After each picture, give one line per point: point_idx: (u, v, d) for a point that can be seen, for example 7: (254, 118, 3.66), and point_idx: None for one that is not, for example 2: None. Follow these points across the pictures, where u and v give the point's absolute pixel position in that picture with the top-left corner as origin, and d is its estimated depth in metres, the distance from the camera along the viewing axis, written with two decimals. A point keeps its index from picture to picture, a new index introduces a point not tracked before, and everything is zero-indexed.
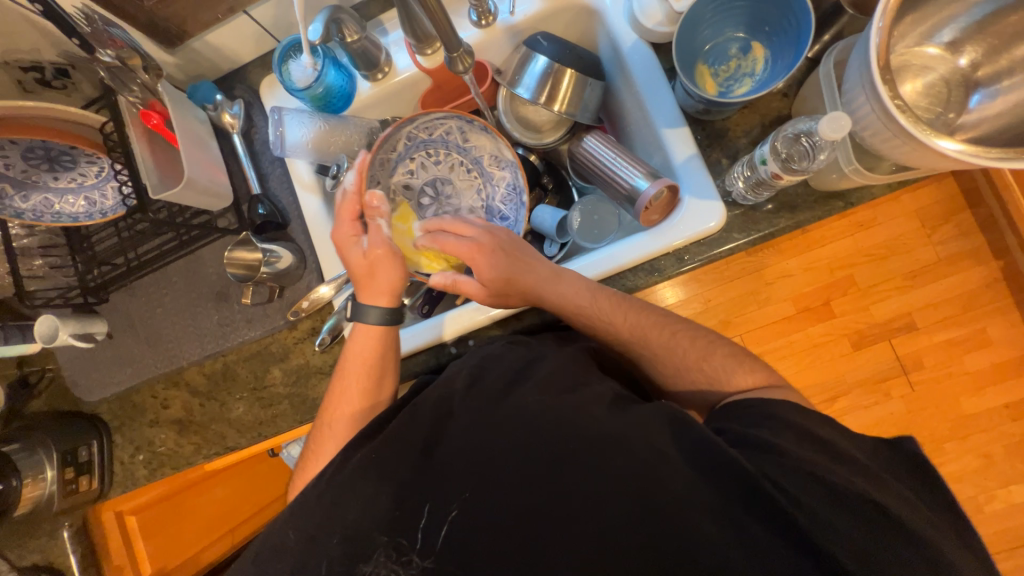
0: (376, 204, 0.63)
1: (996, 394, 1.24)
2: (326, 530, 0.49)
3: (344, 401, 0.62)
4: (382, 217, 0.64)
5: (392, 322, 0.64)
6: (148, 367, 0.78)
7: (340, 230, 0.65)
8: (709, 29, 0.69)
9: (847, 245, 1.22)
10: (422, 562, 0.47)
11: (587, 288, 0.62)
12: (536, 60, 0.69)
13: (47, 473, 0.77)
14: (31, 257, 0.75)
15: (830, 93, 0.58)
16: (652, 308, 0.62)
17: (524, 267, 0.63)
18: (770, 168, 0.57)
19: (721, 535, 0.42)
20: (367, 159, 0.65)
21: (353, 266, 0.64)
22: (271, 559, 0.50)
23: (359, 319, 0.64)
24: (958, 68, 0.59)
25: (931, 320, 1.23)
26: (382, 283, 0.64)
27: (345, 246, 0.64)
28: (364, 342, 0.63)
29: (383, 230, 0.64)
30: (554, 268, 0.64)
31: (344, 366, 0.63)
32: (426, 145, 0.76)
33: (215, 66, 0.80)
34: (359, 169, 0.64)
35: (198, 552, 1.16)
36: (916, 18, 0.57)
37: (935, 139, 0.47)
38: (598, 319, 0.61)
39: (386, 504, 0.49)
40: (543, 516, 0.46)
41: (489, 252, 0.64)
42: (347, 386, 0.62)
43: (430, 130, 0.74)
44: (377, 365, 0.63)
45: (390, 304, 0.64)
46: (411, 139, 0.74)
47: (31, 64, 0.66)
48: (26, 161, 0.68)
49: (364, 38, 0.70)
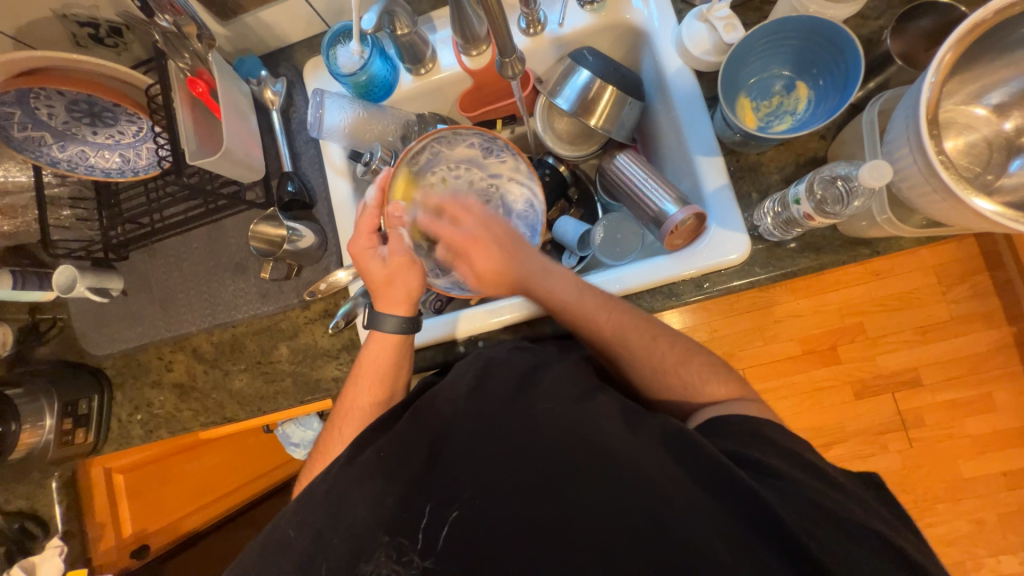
0: (397, 214, 0.65)
1: (996, 461, 1.22)
2: (333, 524, 0.49)
3: (357, 399, 0.62)
4: (403, 227, 0.65)
5: (410, 330, 0.65)
6: (157, 329, 0.78)
7: (355, 242, 0.65)
8: (755, 63, 0.69)
9: (861, 292, 1.21)
10: (422, 562, 0.47)
11: (576, 286, 0.63)
12: (580, 73, 0.69)
13: (45, 422, 0.76)
14: (61, 206, 0.76)
15: (870, 139, 0.58)
16: (636, 310, 0.62)
17: (518, 260, 0.66)
18: (803, 209, 0.57)
19: (734, 569, 0.41)
20: (388, 175, 0.66)
21: (371, 276, 0.64)
22: (273, 547, 0.50)
23: (376, 327, 0.64)
24: (1002, 131, 0.59)
25: (939, 378, 1.22)
26: (399, 292, 0.64)
27: (362, 258, 0.64)
28: (380, 347, 0.64)
29: (403, 239, 0.65)
30: (548, 273, 0.65)
31: (359, 368, 0.64)
32: (448, 159, 0.74)
33: (263, 43, 0.81)
34: (381, 184, 0.65)
35: (179, 520, 1.15)
36: (968, 77, 0.57)
37: (974, 197, 0.47)
38: (581, 322, 0.61)
39: (390, 505, 0.49)
40: (548, 529, 0.46)
41: (484, 245, 0.67)
42: (360, 389, 0.62)
43: (454, 144, 0.73)
44: (393, 366, 0.63)
45: (408, 313, 0.64)
46: (435, 151, 0.72)
47: (87, 20, 0.68)
48: (70, 114, 0.69)
49: (414, 33, 0.71)
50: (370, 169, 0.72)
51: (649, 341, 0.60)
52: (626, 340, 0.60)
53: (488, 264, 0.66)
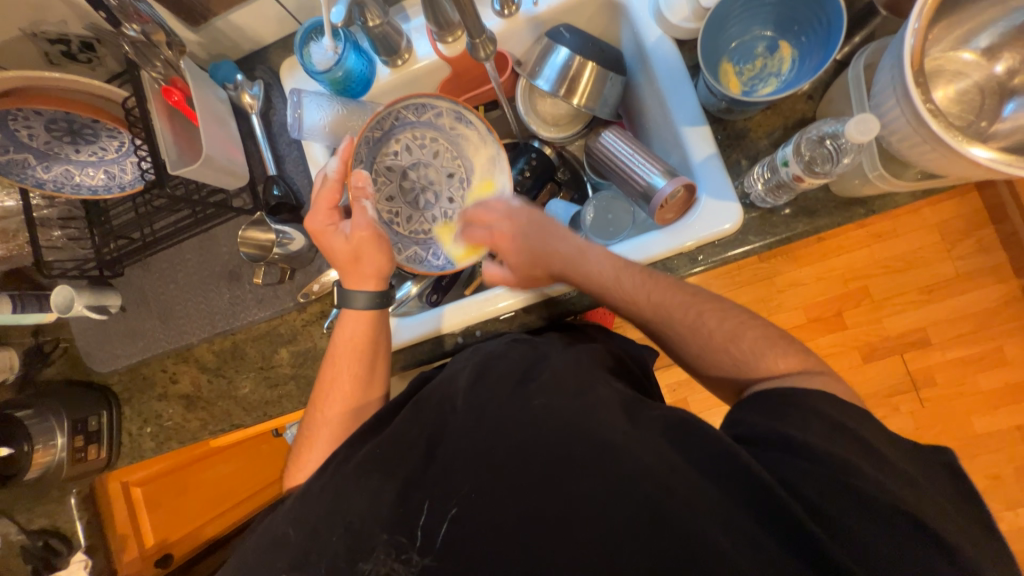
0: (361, 184, 0.64)
1: (1009, 415, 1.21)
2: (331, 521, 0.49)
3: (338, 383, 0.63)
4: (366, 199, 0.65)
5: (382, 305, 0.66)
6: (158, 342, 0.78)
7: (314, 218, 0.65)
8: (736, 26, 0.68)
9: (862, 255, 1.20)
10: (422, 560, 0.47)
11: (613, 263, 0.62)
12: (559, 51, 0.68)
13: (55, 441, 0.77)
14: (51, 228, 0.76)
15: (858, 96, 0.56)
16: (668, 283, 0.62)
17: (552, 245, 0.67)
18: (792, 170, 0.56)
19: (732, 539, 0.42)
20: (351, 145, 0.65)
21: (336, 253, 0.65)
22: (272, 551, 0.50)
23: (348, 305, 0.64)
24: (993, 75, 0.58)
25: (946, 337, 1.21)
26: (368, 268, 0.65)
27: (325, 234, 0.65)
28: (353, 328, 0.64)
29: (368, 211, 0.65)
30: (580, 250, 0.65)
31: (334, 352, 0.64)
32: (413, 127, 0.76)
33: (237, 46, 0.80)
34: (343, 154, 0.64)
35: (197, 529, 1.19)
36: (954, 22, 0.56)
37: (969, 146, 0.46)
38: (605, 290, 0.62)
39: (393, 502, 0.49)
40: (556, 516, 0.46)
41: (513, 236, 0.69)
42: (339, 371, 0.63)
43: (420, 113, 0.74)
44: (369, 348, 0.64)
45: (378, 287, 0.66)
46: (400, 119, 0.74)
47: (58, 37, 0.68)
48: (49, 133, 0.68)
49: (386, 23, 0.70)
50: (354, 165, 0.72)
51: (663, 295, 0.60)
52: (637, 295, 0.60)
53: (522, 257, 0.67)
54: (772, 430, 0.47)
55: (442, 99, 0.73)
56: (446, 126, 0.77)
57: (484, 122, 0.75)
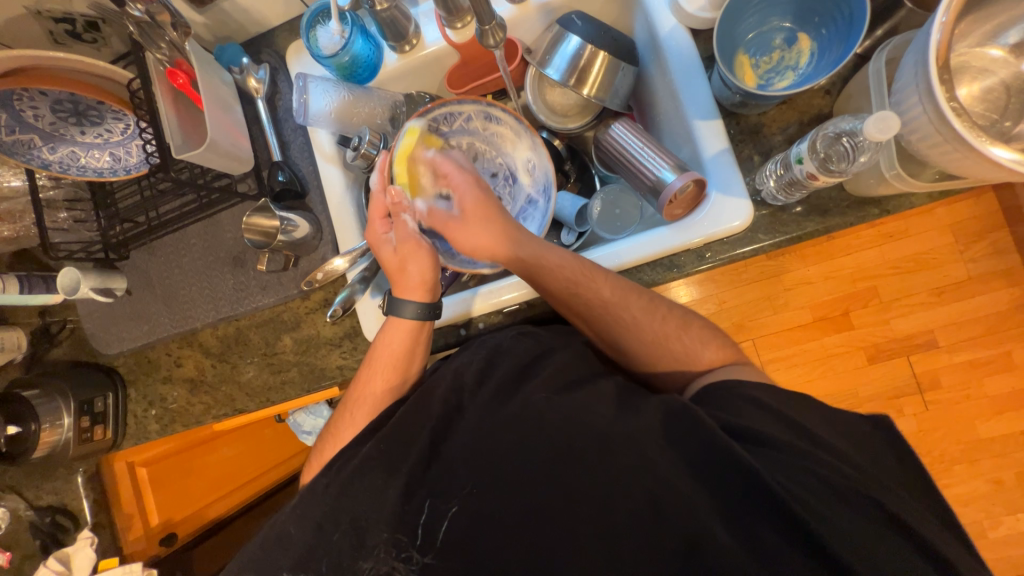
0: (400, 199, 0.64)
1: (1014, 420, 1.20)
2: (335, 517, 0.49)
3: (368, 389, 0.62)
4: (406, 212, 0.66)
5: (428, 316, 0.64)
6: (163, 326, 0.79)
7: (370, 229, 0.66)
8: (754, 17, 0.66)
9: (873, 255, 1.18)
10: (422, 558, 0.47)
11: (615, 285, 0.59)
12: (569, 39, 0.66)
13: (64, 420, 0.78)
14: (57, 210, 0.77)
15: (878, 92, 0.55)
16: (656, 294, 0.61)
17: (507, 219, 0.65)
18: (806, 168, 0.54)
19: (730, 545, 0.42)
20: (388, 159, 0.66)
21: (384, 263, 0.66)
22: (277, 540, 0.50)
23: (395, 314, 0.64)
24: (1020, 73, 0.55)
25: (954, 340, 1.20)
26: (413, 276, 0.65)
27: (376, 243, 0.66)
28: (395, 336, 0.63)
29: (409, 224, 0.66)
30: (541, 248, 0.62)
31: (372, 357, 0.64)
32: (447, 138, 0.73)
33: (243, 29, 0.79)
34: (382, 170, 0.65)
35: (205, 507, 1.20)
36: (981, 16, 0.54)
37: (989, 144, 0.44)
38: (566, 287, 0.60)
39: (395, 500, 0.49)
40: (556, 518, 0.46)
41: (480, 188, 0.66)
42: (373, 374, 0.63)
43: (450, 122, 0.72)
44: (407, 355, 0.63)
45: (425, 299, 0.65)
46: (433, 132, 0.71)
47: (63, 15, 0.67)
48: (55, 114, 0.69)
49: (394, 8, 0.68)
50: (360, 154, 0.71)
51: (617, 289, 0.59)
52: (597, 287, 0.59)
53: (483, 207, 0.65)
54: (777, 437, 0.46)
55: (473, 102, 0.71)
56: (479, 128, 0.74)
57: (512, 114, 0.72)
